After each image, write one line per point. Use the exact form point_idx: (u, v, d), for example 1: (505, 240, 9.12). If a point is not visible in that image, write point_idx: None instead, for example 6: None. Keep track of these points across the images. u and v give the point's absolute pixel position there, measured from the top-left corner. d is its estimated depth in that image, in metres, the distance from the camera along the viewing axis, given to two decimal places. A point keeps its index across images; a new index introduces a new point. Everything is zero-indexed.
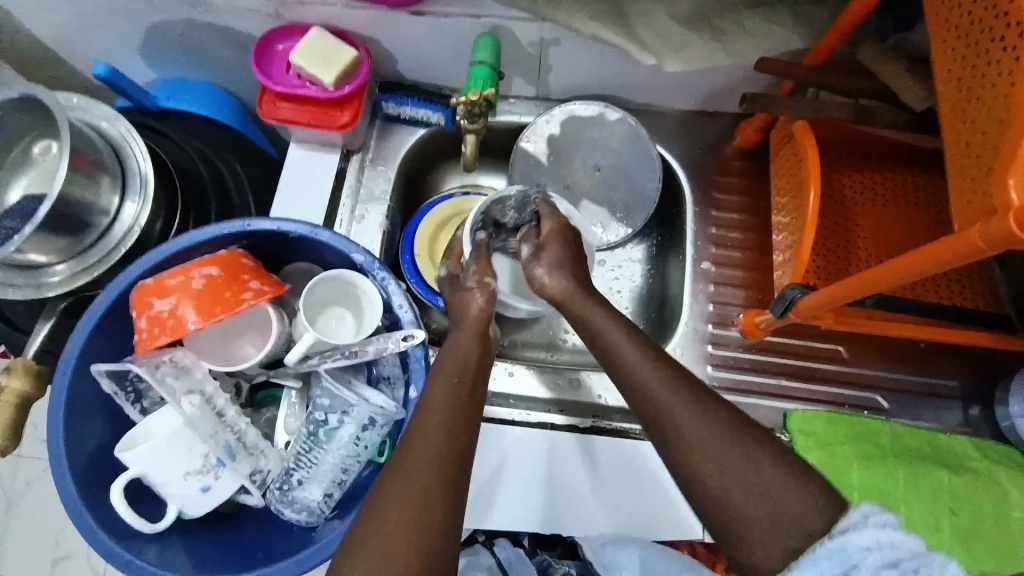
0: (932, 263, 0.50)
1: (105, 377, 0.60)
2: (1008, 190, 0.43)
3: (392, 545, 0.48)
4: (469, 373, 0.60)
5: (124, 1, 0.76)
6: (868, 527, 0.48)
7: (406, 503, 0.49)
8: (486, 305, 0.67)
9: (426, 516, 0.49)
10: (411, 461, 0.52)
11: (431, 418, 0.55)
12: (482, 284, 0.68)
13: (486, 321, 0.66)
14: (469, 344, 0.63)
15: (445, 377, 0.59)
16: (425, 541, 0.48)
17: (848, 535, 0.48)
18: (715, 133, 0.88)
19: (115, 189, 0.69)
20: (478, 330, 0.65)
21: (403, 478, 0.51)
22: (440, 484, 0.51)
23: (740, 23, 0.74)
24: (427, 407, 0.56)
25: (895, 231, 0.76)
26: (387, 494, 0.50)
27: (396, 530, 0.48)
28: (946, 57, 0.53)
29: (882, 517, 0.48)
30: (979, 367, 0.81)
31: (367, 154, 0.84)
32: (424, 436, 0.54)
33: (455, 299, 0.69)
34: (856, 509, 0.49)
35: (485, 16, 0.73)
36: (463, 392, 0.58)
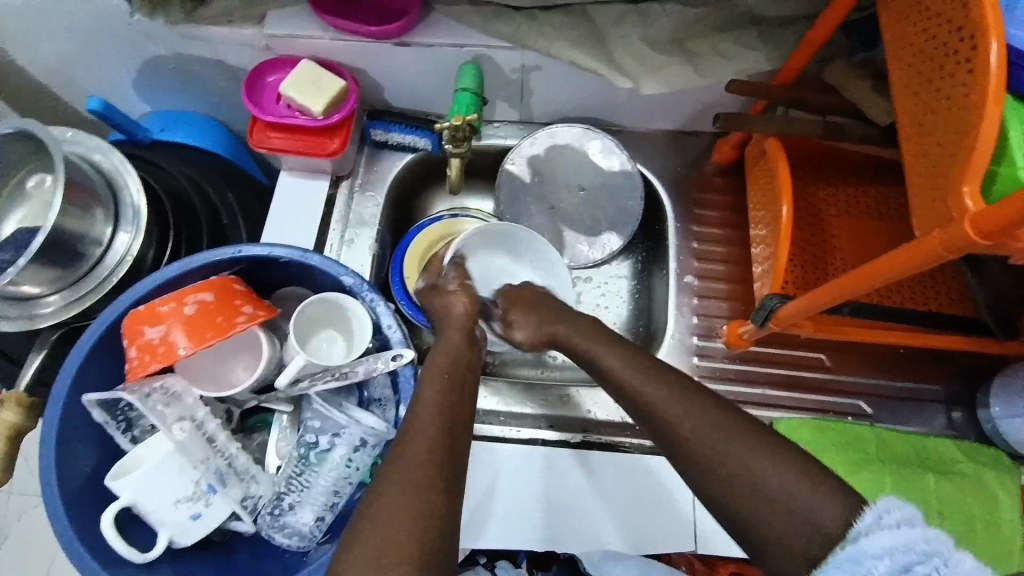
0: (899, 268, 0.52)
1: (95, 406, 0.61)
2: (965, 198, 0.46)
3: (391, 531, 0.48)
4: (459, 372, 0.63)
5: (117, 38, 0.78)
6: (882, 529, 0.45)
7: (404, 495, 0.50)
8: (471, 305, 0.72)
9: (424, 502, 0.50)
10: (406, 451, 0.53)
11: (425, 412, 0.57)
12: (463, 286, 0.73)
13: (472, 320, 0.70)
14: (454, 336, 0.68)
15: (436, 375, 0.61)
16: (428, 535, 0.48)
17: (861, 541, 0.46)
18: (695, 150, 0.91)
19: (107, 221, 0.71)
20: (463, 329, 0.69)
21: (401, 467, 0.52)
22: (436, 473, 0.52)
23: (711, 47, 0.78)
24: (420, 404, 0.58)
25: (869, 241, 0.78)
26: (384, 484, 0.51)
27: (397, 516, 0.49)
28: (905, 71, 0.56)
29: (897, 515, 0.46)
30: (960, 371, 0.82)
31: (356, 179, 0.86)
32: (417, 429, 0.55)
33: (437, 300, 0.72)
34: (871, 511, 0.47)
35: (468, 45, 0.76)
36: (455, 390, 0.60)
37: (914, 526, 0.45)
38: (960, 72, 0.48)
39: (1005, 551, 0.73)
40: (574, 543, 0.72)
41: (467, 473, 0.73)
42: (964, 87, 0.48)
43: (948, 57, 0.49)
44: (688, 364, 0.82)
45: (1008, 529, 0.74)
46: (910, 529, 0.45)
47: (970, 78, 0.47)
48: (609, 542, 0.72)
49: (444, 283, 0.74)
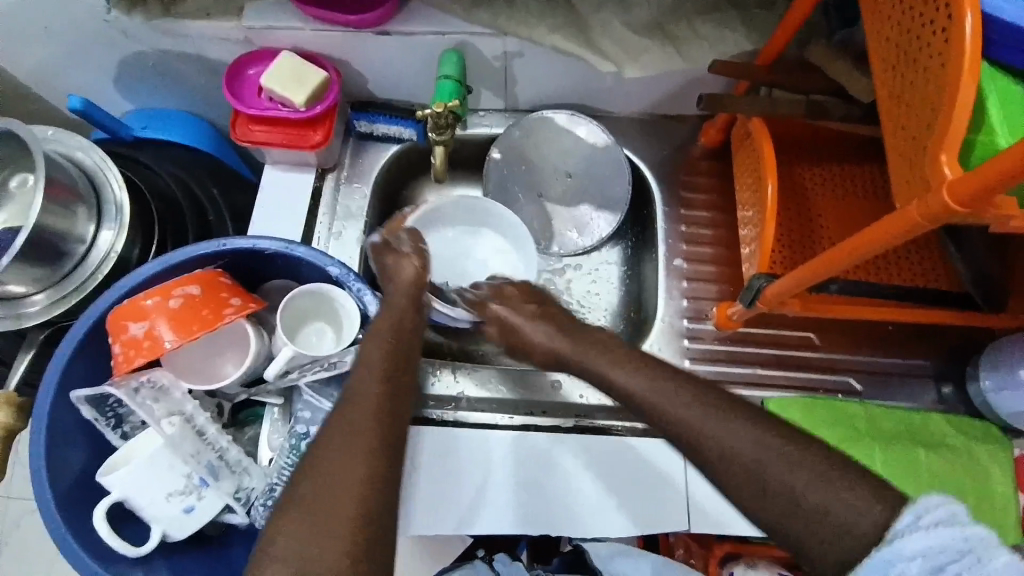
0: (880, 242, 0.53)
1: (85, 403, 0.60)
2: (943, 168, 0.46)
3: (336, 494, 0.48)
4: (403, 335, 0.63)
5: (97, 36, 0.78)
6: (919, 531, 0.42)
7: (342, 455, 0.50)
8: (422, 269, 0.71)
9: (368, 464, 0.50)
10: (347, 414, 0.53)
11: (366, 376, 0.57)
12: (417, 251, 0.73)
13: (421, 287, 0.69)
14: (402, 303, 0.66)
15: (379, 338, 0.61)
16: (365, 493, 0.48)
17: (897, 542, 0.42)
18: (681, 135, 0.91)
19: (90, 219, 0.70)
20: (412, 294, 0.68)
21: (342, 429, 0.52)
22: (375, 436, 0.52)
23: (692, 29, 0.77)
24: (363, 369, 0.58)
25: (853, 219, 0.79)
26: (326, 445, 0.51)
27: (337, 475, 0.49)
28: (883, 46, 0.56)
29: (936, 514, 0.42)
30: (948, 347, 0.83)
31: (342, 172, 0.86)
32: (360, 392, 0.55)
33: (390, 261, 0.72)
34: (908, 510, 0.43)
35: (450, 34, 0.76)
36: (396, 353, 0.60)
37: (954, 525, 0.42)
38: (937, 41, 0.48)
39: (1004, 525, 0.73)
40: (571, 528, 0.72)
41: (460, 461, 0.73)
42: (940, 57, 0.48)
43: (925, 28, 0.49)
44: (677, 360, 0.81)
45: (1004, 502, 0.74)
46: (948, 530, 0.42)
47: (946, 48, 0.47)
48: (605, 526, 0.72)
49: (399, 249, 0.73)
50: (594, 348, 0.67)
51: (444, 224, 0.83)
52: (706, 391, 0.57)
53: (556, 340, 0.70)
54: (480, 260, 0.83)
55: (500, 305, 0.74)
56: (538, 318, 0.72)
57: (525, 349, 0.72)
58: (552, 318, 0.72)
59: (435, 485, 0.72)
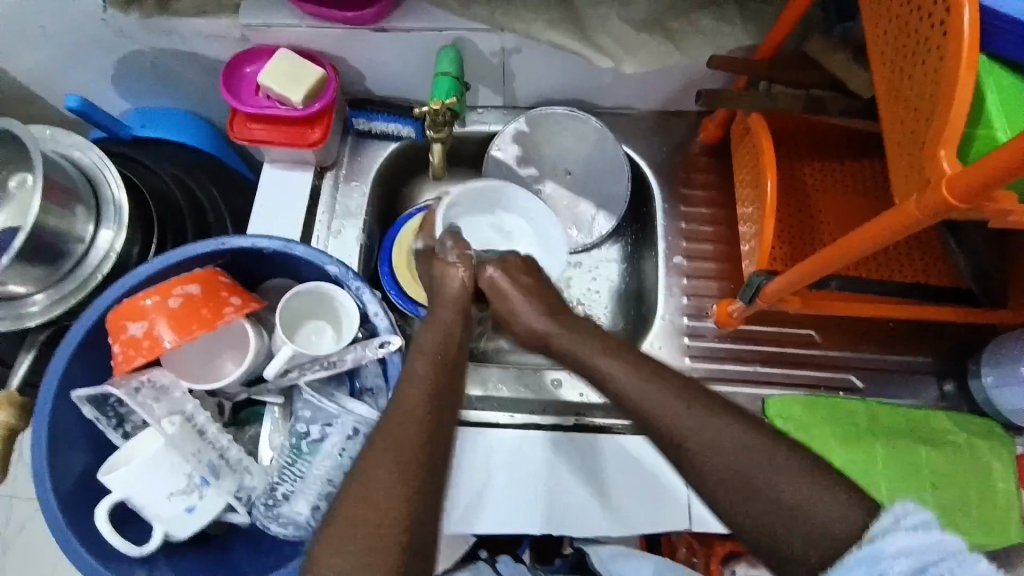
0: (880, 237, 0.52)
1: (86, 403, 0.61)
2: (942, 162, 0.45)
3: (377, 521, 0.49)
4: (450, 350, 0.62)
5: (93, 35, 0.78)
6: (901, 532, 0.44)
7: (389, 483, 0.50)
8: (469, 281, 0.68)
9: (409, 489, 0.50)
10: (392, 436, 0.53)
11: (415, 394, 0.56)
12: (464, 260, 0.69)
13: (467, 299, 0.67)
14: (447, 315, 0.65)
15: (428, 355, 0.61)
16: (408, 521, 0.49)
17: (880, 542, 0.45)
18: (681, 131, 0.90)
19: (89, 218, 0.70)
20: (459, 304, 0.66)
21: (388, 454, 0.52)
22: (421, 460, 0.52)
23: (691, 24, 0.77)
24: (410, 387, 0.57)
25: (853, 215, 0.79)
26: (369, 471, 0.51)
27: (383, 502, 0.50)
28: (881, 40, 0.55)
29: (916, 517, 0.45)
30: (949, 343, 0.83)
31: (340, 170, 0.86)
32: (405, 413, 0.55)
33: (436, 271, 0.69)
34: (889, 513, 0.46)
35: (447, 30, 0.75)
36: (445, 371, 0.60)
37: (931, 527, 0.44)
38: (936, 33, 0.47)
39: (1005, 521, 0.73)
40: (571, 526, 0.72)
41: (461, 459, 0.74)
42: (938, 50, 0.47)
43: (924, 20, 0.49)
44: (676, 360, 0.81)
45: (1006, 498, 0.74)
46: (927, 533, 0.44)
47: (945, 41, 0.46)
48: (605, 524, 0.72)
49: (443, 256, 0.69)
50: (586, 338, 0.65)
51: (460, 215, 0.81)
52: (709, 396, 0.58)
53: (541, 319, 0.67)
54: (509, 239, 0.82)
55: (497, 271, 0.70)
56: (530, 294, 0.69)
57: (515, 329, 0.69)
58: (544, 296, 0.69)
59: None
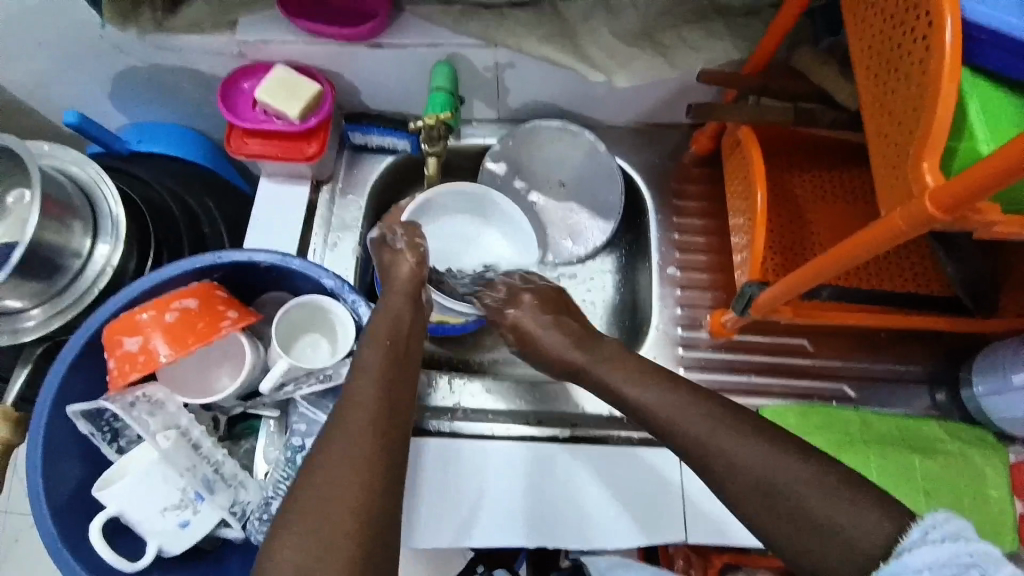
0: (865, 247, 0.53)
1: (80, 417, 0.61)
2: (925, 175, 0.46)
3: (330, 505, 0.48)
4: (402, 338, 0.63)
5: (92, 52, 0.79)
6: (927, 545, 0.43)
7: (342, 465, 0.50)
8: (418, 266, 0.70)
9: (364, 473, 0.50)
10: (343, 422, 0.53)
11: (364, 380, 0.57)
12: (412, 247, 0.72)
13: (418, 284, 0.69)
14: (398, 302, 0.66)
15: (378, 343, 0.61)
16: (363, 504, 0.48)
17: (905, 556, 0.44)
18: (674, 143, 0.91)
19: (86, 233, 0.71)
20: (409, 293, 0.68)
21: (340, 438, 0.52)
22: (374, 443, 0.52)
23: (681, 39, 0.78)
24: (361, 374, 0.57)
25: (844, 225, 0.80)
26: (321, 456, 0.51)
27: (336, 487, 0.49)
28: (865, 55, 0.56)
29: (943, 528, 0.43)
30: (940, 352, 0.83)
31: (337, 183, 0.87)
32: (356, 399, 0.55)
33: (387, 259, 0.71)
34: (918, 526, 0.45)
35: (441, 46, 0.77)
36: (396, 358, 0.60)
37: (962, 539, 0.43)
38: (919, 49, 0.48)
39: (998, 527, 0.73)
40: (568, 538, 0.72)
41: (457, 472, 0.74)
42: (922, 65, 0.48)
43: (907, 36, 0.50)
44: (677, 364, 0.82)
45: (999, 505, 0.74)
46: (955, 545, 0.42)
47: (927, 57, 0.47)
48: (601, 536, 0.72)
49: (394, 244, 0.72)
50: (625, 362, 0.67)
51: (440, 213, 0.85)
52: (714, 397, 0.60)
53: (574, 351, 0.70)
54: (484, 252, 0.86)
55: (518, 313, 0.75)
56: (556, 326, 0.73)
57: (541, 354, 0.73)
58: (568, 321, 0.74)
59: (433, 495, 0.72)
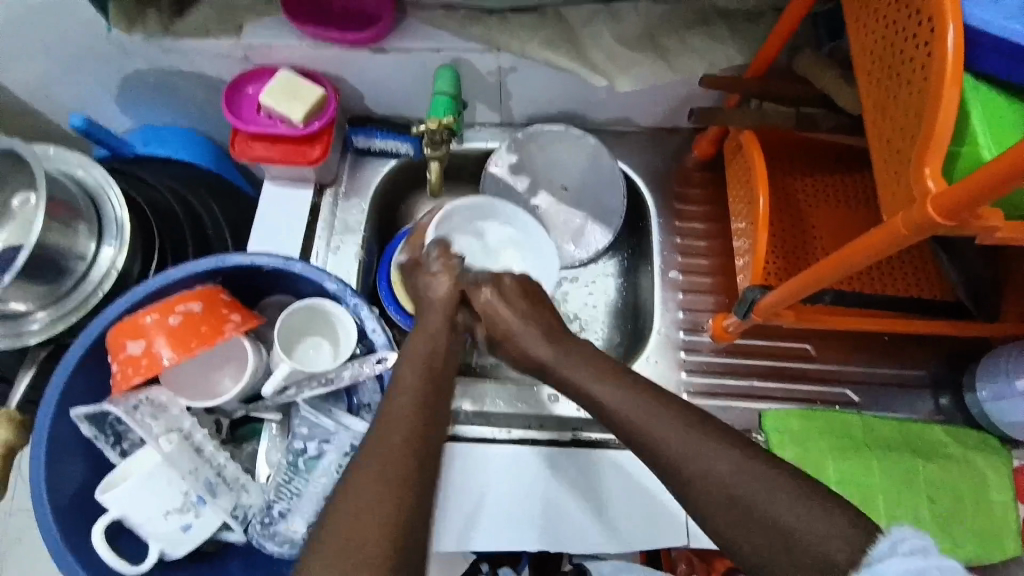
0: (868, 252, 0.53)
1: (84, 420, 0.61)
2: (927, 179, 0.46)
3: (367, 522, 0.48)
4: (438, 360, 0.63)
5: (98, 54, 0.79)
6: (897, 556, 0.44)
7: (375, 487, 0.50)
8: (454, 285, 0.70)
9: (399, 491, 0.50)
10: (380, 443, 0.54)
11: (400, 402, 0.57)
12: (447, 267, 0.72)
13: (455, 304, 0.69)
14: (437, 324, 0.67)
15: (415, 365, 0.62)
16: (397, 525, 0.49)
17: (874, 568, 0.45)
18: (676, 147, 0.92)
19: (91, 235, 0.71)
20: (446, 313, 0.68)
21: (375, 460, 0.52)
22: (408, 465, 0.52)
23: (683, 42, 0.78)
24: (399, 396, 0.58)
25: (846, 229, 0.80)
26: (358, 474, 0.51)
27: (369, 508, 0.49)
28: (867, 61, 0.56)
29: (913, 541, 0.44)
30: (944, 356, 0.83)
31: (340, 187, 0.87)
32: (393, 421, 0.56)
33: (421, 281, 0.72)
34: (886, 538, 0.46)
35: (444, 50, 0.77)
36: (433, 380, 0.61)
37: (930, 552, 0.44)
38: (920, 54, 0.48)
39: (1001, 532, 0.73)
40: (568, 544, 0.72)
41: (457, 475, 0.74)
42: (923, 70, 0.48)
43: (909, 41, 0.50)
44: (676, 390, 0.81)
45: (1002, 510, 0.74)
46: (925, 557, 0.43)
47: (929, 61, 0.47)
48: (601, 540, 0.72)
49: (428, 265, 0.73)
50: (592, 363, 0.63)
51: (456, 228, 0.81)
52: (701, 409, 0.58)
53: (543, 348, 0.65)
54: (498, 260, 0.83)
55: (494, 295, 0.68)
56: (529, 318, 0.67)
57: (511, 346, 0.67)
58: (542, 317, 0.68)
59: (435, 497, 0.72)
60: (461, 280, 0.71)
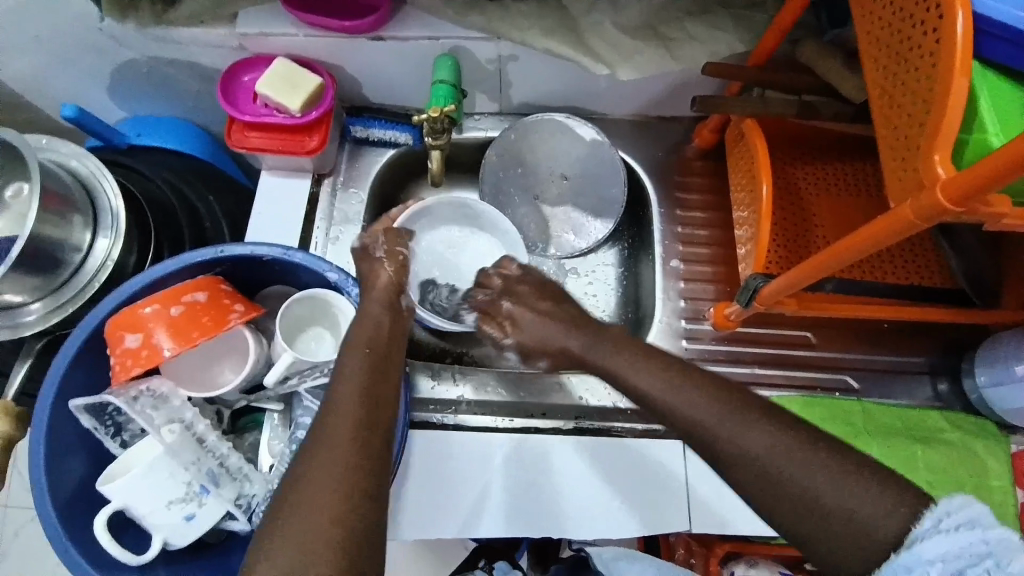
0: (875, 239, 0.53)
1: (83, 412, 0.60)
2: (936, 165, 0.46)
3: (312, 518, 0.47)
4: (382, 343, 0.61)
5: (90, 44, 0.78)
6: (940, 535, 0.44)
7: (321, 479, 0.49)
8: (396, 274, 0.69)
9: (343, 485, 0.49)
10: (322, 434, 0.52)
11: (343, 390, 0.55)
12: (393, 256, 0.70)
13: (397, 291, 0.67)
14: (377, 311, 0.64)
15: (357, 350, 0.60)
16: (345, 521, 0.48)
17: (917, 546, 0.45)
18: (676, 136, 0.91)
19: (86, 226, 0.70)
20: (387, 297, 0.66)
21: (320, 453, 0.51)
22: (354, 457, 0.51)
23: (684, 31, 0.78)
24: (342, 381, 0.56)
25: (847, 217, 0.80)
26: (304, 471, 0.50)
27: (316, 504, 0.48)
28: (872, 47, 0.56)
29: (957, 518, 0.45)
30: (943, 343, 0.84)
31: (338, 177, 0.86)
32: (337, 410, 0.54)
33: (365, 267, 0.70)
34: (929, 515, 0.46)
35: (442, 38, 0.76)
36: (377, 365, 0.59)
37: (975, 527, 0.44)
38: (930, 40, 0.48)
39: (1001, 518, 0.74)
40: (571, 531, 0.72)
41: (460, 464, 0.74)
42: (932, 57, 0.48)
43: (916, 28, 0.50)
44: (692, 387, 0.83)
45: (1002, 495, 0.75)
46: (968, 532, 0.44)
47: (939, 47, 0.47)
48: (603, 529, 0.72)
49: (372, 251, 0.71)
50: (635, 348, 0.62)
51: (433, 224, 0.84)
52: None
53: (565, 346, 0.68)
54: (469, 254, 0.84)
55: (513, 304, 0.73)
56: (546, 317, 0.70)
57: (535, 345, 0.70)
58: (562, 306, 0.72)
59: (437, 488, 0.72)
60: (405, 271, 0.69)
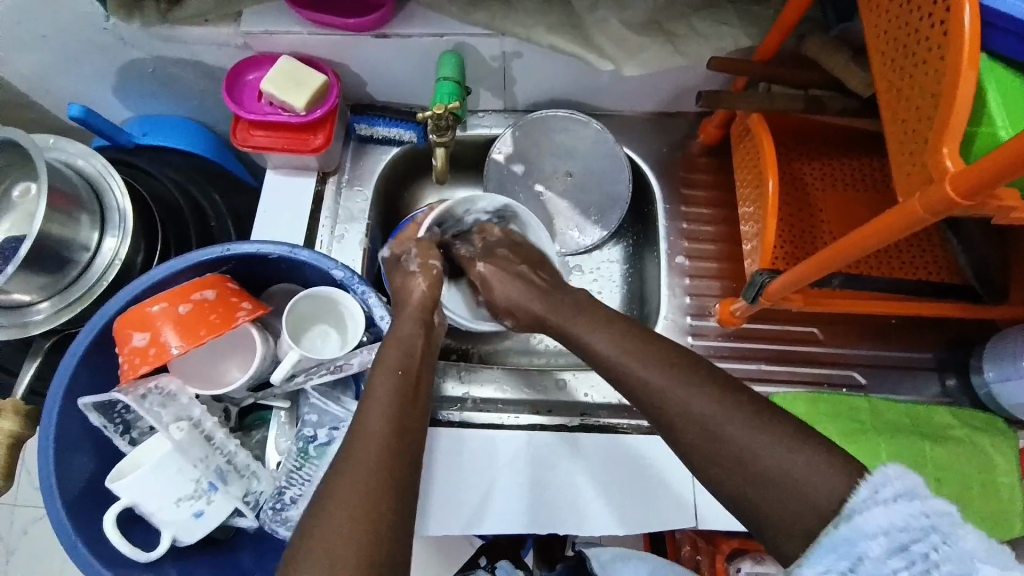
0: (884, 234, 0.52)
1: (92, 409, 0.61)
2: (945, 159, 0.46)
3: (336, 543, 0.47)
4: (414, 365, 0.61)
5: (95, 43, 0.78)
6: (877, 506, 0.44)
7: (348, 504, 0.49)
8: (429, 289, 0.69)
9: (369, 511, 0.49)
10: (351, 456, 0.52)
11: (374, 412, 0.55)
12: (425, 268, 0.70)
13: (429, 309, 0.67)
14: (411, 329, 0.64)
15: (387, 372, 0.59)
16: (370, 546, 0.47)
17: (856, 520, 0.44)
18: (682, 131, 0.91)
19: (94, 225, 0.71)
20: (420, 312, 0.67)
21: (346, 476, 0.51)
22: (381, 482, 0.51)
23: (689, 26, 0.77)
24: (371, 403, 0.56)
25: (854, 213, 0.79)
26: (330, 493, 0.50)
27: (340, 529, 0.48)
28: (879, 40, 0.56)
29: (892, 488, 0.44)
30: (951, 338, 0.83)
31: (343, 175, 0.86)
32: (365, 433, 0.54)
33: (399, 281, 0.70)
34: (865, 485, 0.46)
35: (447, 35, 0.76)
36: (407, 386, 0.59)
37: (911, 497, 0.43)
38: (937, 32, 0.48)
39: (1009, 515, 0.73)
40: (576, 528, 0.72)
41: (466, 460, 0.74)
42: (940, 49, 0.48)
43: (922, 20, 0.49)
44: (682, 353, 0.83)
45: (1009, 493, 0.74)
46: (906, 503, 0.43)
47: (946, 40, 0.47)
48: (609, 526, 0.72)
49: (405, 264, 0.71)
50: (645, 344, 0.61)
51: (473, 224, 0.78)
52: None
53: None
54: None
55: (486, 265, 0.73)
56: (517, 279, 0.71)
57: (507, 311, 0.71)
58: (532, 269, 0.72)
59: (442, 486, 0.72)
60: (439, 285, 0.70)
